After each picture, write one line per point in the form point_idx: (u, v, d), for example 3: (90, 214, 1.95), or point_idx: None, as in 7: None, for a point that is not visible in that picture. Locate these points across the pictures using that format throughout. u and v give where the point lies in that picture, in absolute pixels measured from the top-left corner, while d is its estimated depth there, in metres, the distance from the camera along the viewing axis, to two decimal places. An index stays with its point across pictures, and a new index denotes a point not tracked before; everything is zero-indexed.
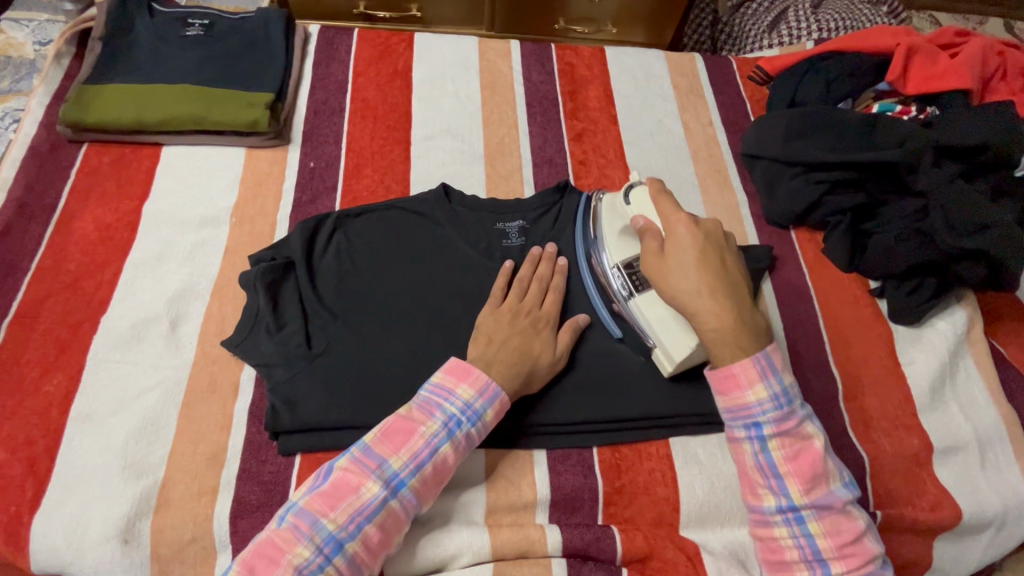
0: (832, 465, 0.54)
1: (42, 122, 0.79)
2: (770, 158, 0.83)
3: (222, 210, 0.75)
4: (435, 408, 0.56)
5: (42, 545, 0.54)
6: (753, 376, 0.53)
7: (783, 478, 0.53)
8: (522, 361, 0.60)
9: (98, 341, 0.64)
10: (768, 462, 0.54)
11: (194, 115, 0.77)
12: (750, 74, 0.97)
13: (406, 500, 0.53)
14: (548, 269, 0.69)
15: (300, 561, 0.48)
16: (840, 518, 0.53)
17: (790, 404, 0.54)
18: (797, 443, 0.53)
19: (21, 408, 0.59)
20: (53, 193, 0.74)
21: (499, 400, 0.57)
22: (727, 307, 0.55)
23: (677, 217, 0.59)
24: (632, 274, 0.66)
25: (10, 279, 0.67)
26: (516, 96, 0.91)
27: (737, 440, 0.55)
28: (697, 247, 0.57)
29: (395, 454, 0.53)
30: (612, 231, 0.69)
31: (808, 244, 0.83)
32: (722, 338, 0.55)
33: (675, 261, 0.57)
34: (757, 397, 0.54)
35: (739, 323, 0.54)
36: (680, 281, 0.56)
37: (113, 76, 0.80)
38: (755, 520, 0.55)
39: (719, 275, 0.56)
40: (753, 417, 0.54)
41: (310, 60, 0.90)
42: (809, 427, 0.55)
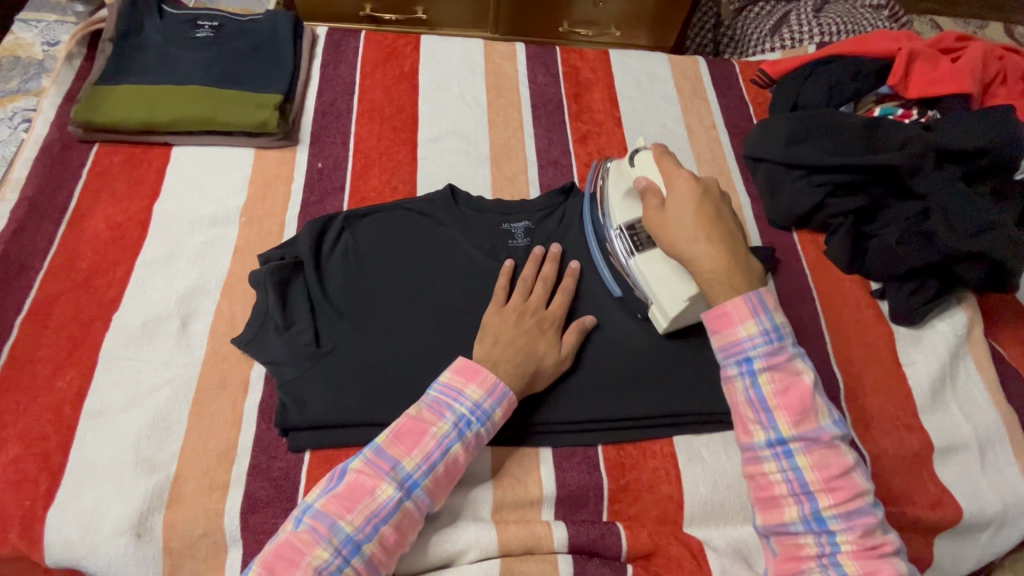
0: (822, 403, 0.53)
1: (54, 122, 0.80)
2: (772, 161, 0.84)
3: (232, 209, 0.76)
4: (445, 409, 0.57)
5: (56, 539, 0.55)
6: (745, 312, 0.53)
7: (772, 411, 0.52)
8: (527, 361, 0.61)
9: (109, 338, 0.65)
10: (758, 397, 0.53)
11: (204, 116, 0.78)
12: (753, 78, 0.98)
13: (420, 500, 0.54)
14: (553, 271, 0.70)
15: (319, 562, 0.49)
16: (828, 453, 0.52)
17: (781, 340, 0.53)
18: (787, 377, 0.53)
19: (34, 404, 0.60)
20: (64, 192, 0.75)
21: (507, 400, 0.59)
22: (723, 252, 0.56)
23: (677, 172, 0.61)
24: (633, 234, 0.68)
25: (23, 277, 0.68)
26: (522, 98, 0.92)
27: (728, 378, 0.55)
28: (696, 197, 0.59)
29: (407, 455, 0.54)
30: (617, 194, 0.70)
31: (810, 245, 0.84)
32: (716, 280, 0.56)
33: (674, 211, 0.59)
34: (748, 332, 0.53)
35: (734, 267, 0.56)
36: (678, 230, 0.58)
37: (124, 77, 0.81)
38: (746, 458, 0.54)
39: (717, 224, 0.58)
40: (743, 353, 0.53)
41: (318, 62, 0.91)
42: (800, 364, 0.54)
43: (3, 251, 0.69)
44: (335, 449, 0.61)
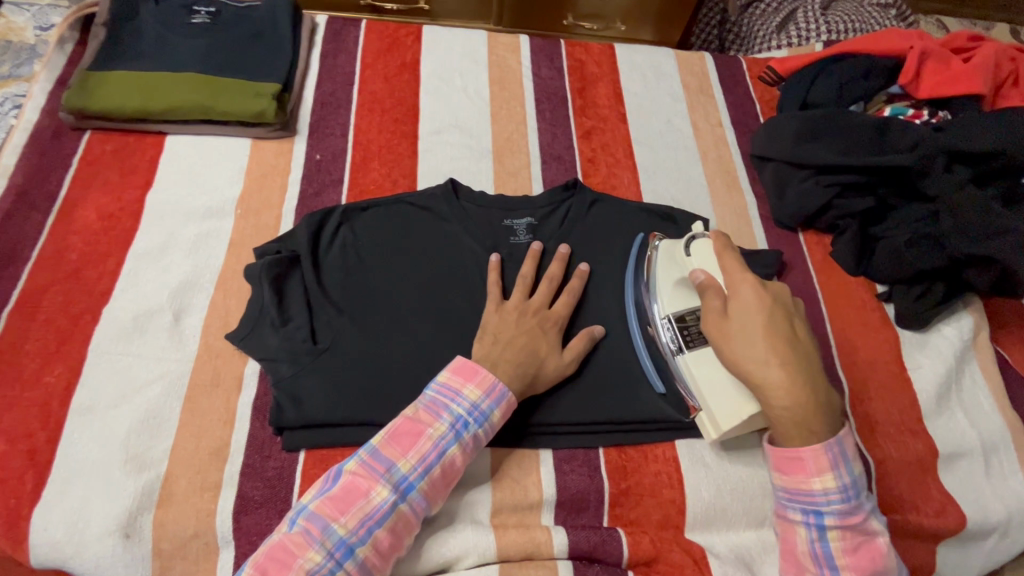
0: (893, 565, 0.54)
1: (44, 108, 0.78)
2: (780, 160, 0.82)
3: (227, 201, 0.74)
4: (443, 410, 0.55)
5: (42, 539, 0.53)
6: (823, 464, 0.53)
7: (839, 569, 0.53)
8: (527, 363, 0.60)
9: (99, 332, 0.63)
10: (824, 551, 0.54)
11: (200, 104, 0.76)
12: (761, 75, 0.97)
13: (416, 503, 0.52)
14: (559, 269, 0.68)
15: (312, 565, 0.48)
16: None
17: (857, 499, 0.53)
18: (858, 537, 0.53)
19: (21, 398, 0.58)
20: (54, 181, 0.73)
21: (507, 401, 0.57)
22: (798, 382, 0.53)
23: (743, 277, 0.59)
24: (683, 328, 0.63)
25: (11, 268, 0.66)
26: (526, 92, 0.90)
27: (792, 522, 0.55)
28: (763, 310, 0.56)
29: (403, 457, 0.53)
30: (668, 281, 0.66)
31: (815, 247, 0.82)
32: (790, 416, 0.53)
33: (739, 325, 0.56)
34: (823, 487, 0.53)
35: (809, 398, 0.53)
36: (747, 350, 0.55)
37: (117, 63, 0.79)
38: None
39: (789, 342, 0.55)
40: (814, 506, 0.54)
41: (317, 51, 0.89)
42: (874, 524, 0.54)
43: None
44: (330, 448, 0.60)
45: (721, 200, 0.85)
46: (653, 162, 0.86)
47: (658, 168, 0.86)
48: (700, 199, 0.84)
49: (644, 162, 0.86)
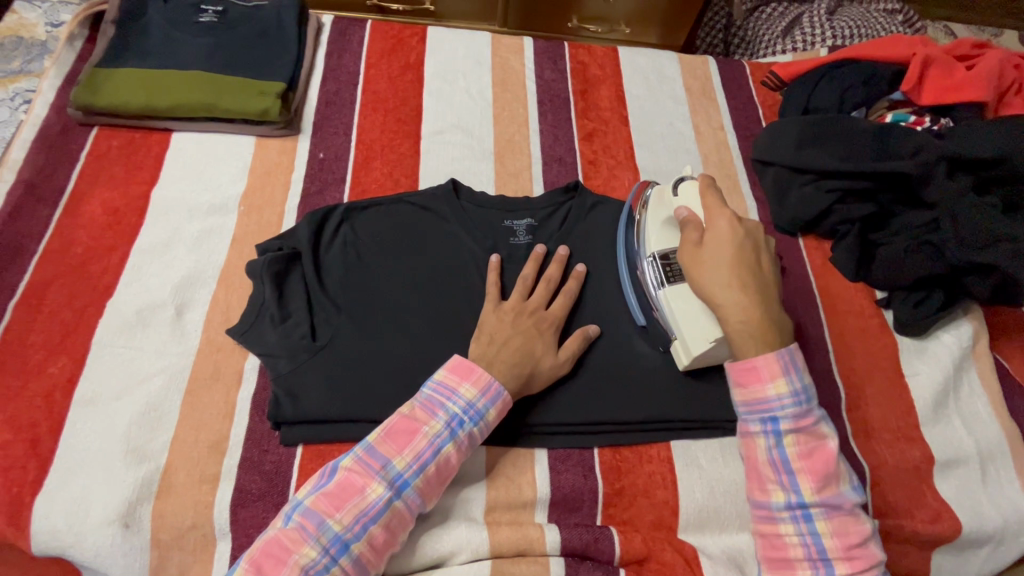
0: (843, 469, 0.55)
1: (53, 104, 0.79)
2: (781, 165, 0.82)
3: (231, 198, 0.75)
4: (439, 408, 0.56)
5: (43, 527, 0.54)
6: (776, 370, 0.54)
7: (795, 473, 0.53)
8: (523, 361, 0.60)
9: (103, 325, 0.64)
10: (781, 457, 0.54)
11: (206, 102, 0.77)
12: (763, 80, 0.97)
13: (410, 500, 0.53)
14: (559, 272, 0.68)
15: (306, 561, 0.48)
16: (847, 519, 0.53)
17: (809, 402, 0.54)
18: (812, 439, 0.54)
19: (25, 389, 0.59)
20: (62, 175, 0.74)
21: (502, 400, 0.58)
22: (756, 307, 0.56)
23: (720, 211, 0.61)
24: (667, 265, 0.65)
25: (18, 260, 0.67)
26: (528, 94, 0.90)
27: (751, 434, 0.56)
28: (734, 241, 0.59)
29: (399, 454, 0.53)
30: (655, 221, 0.68)
31: (815, 252, 0.82)
32: (745, 330, 0.56)
33: (709, 253, 0.59)
34: (778, 391, 0.54)
35: (765, 321, 0.56)
36: (712, 273, 0.58)
37: (124, 60, 0.80)
38: (761, 516, 0.55)
39: (755, 273, 0.58)
40: (770, 412, 0.54)
41: (322, 51, 0.90)
42: (825, 428, 0.55)
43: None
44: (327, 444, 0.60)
45: None
46: (654, 165, 0.87)
47: (659, 171, 0.86)
48: None
49: (645, 165, 0.86)
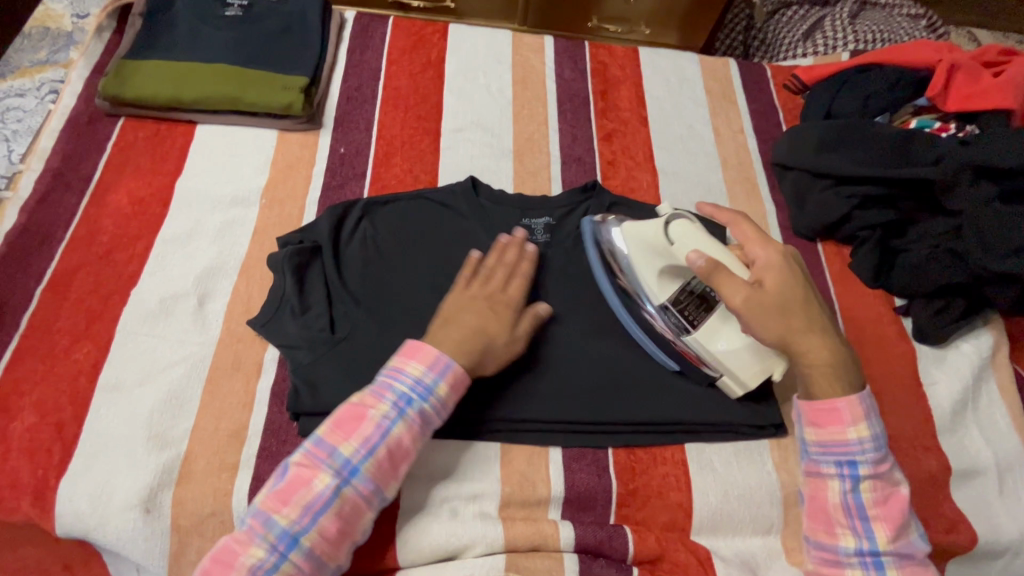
0: (912, 519, 0.57)
1: (81, 94, 0.80)
2: (801, 168, 0.82)
3: (253, 190, 0.76)
4: (387, 390, 0.56)
5: (67, 509, 0.55)
6: (858, 414, 0.57)
7: (870, 519, 0.56)
8: (477, 339, 0.59)
9: (127, 313, 0.65)
10: (856, 503, 0.56)
11: (230, 95, 0.78)
12: (785, 83, 0.96)
13: (362, 486, 0.53)
14: (516, 254, 0.66)
15: (254, 561, 0.49)
16: (916, 569, 0.55)
17: (884, 451, 0.57)
18: (887, 486, 0.56)
19: (51, 374, 0.61)
20: (89, 164, 0.75)
21: (452, 373, 0.57)
22: (825, 341, 0.59)
23: (766, 248, 0.61)
24: (681, 309, 0.64)
25: (45, 247, 0.68)
26: (548, 93, 0.91)
27: (823, 476, 0.58)
28: (793, 279, 0.59)
29: (345, 442, 0.53)
30: (648, 263, 0.65)
31: (834, 257, 0.82)
32: (827, 369, 0.58)
33: (778, 298, 0.58)
34: (858, 436, 0.57)
35: (835, 353, 0.59)
36: (787, 321, 0.58)
37: (152, 52, 0.81)
38: (825, 558, 0.57)
39: (811, 304, 0.59)
40: (850, 456, 0.57)
41: (345, 46, 0.91)
42: (898, 475, 0.58)
43: (27, 221, 0.69)
44: None
45: (740, 207, 0.85)
46: (672, 166, 0.86)
47: (678, 173, 0.86)
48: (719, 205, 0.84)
49: (663, 166, 0.86)
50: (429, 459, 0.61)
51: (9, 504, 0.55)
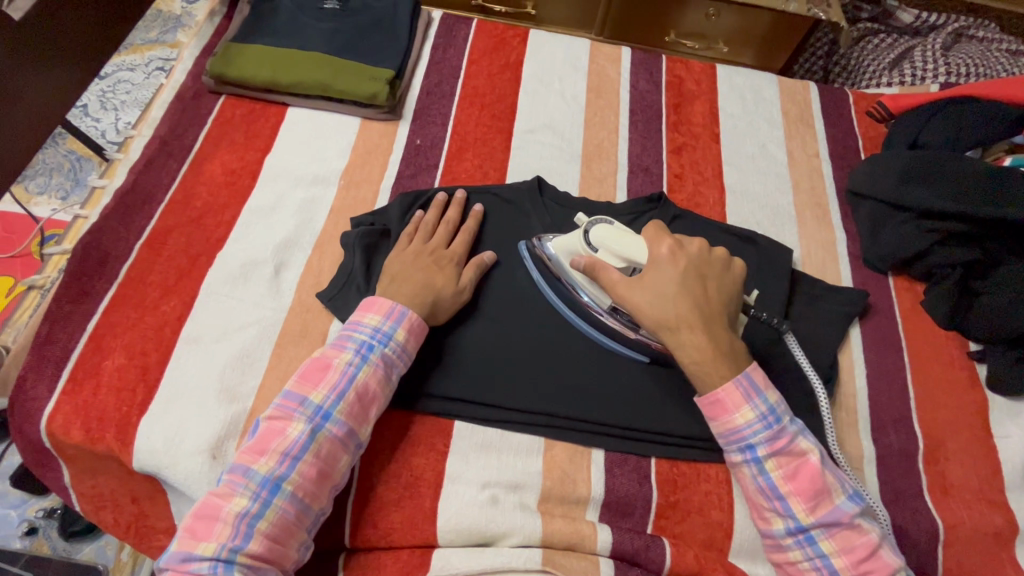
0: (834, 480, 0.55)
1: (191, 71, 0.88)
2: (878, 199, 0.80)
3: (333, 171, 0.80)
4: (347, 341, 0.59)
5: (144, 446, 0.60)
6: (738, 399, 0.56)
7: (785, 498, 0.54)
8: (427, 293, 0.64)
9: (212, 274, 0.70)
10: (768, 484, 0.55)
11: (322, 82, 0.83)
12: (868, 110, 0.94)
13: (336, 429, 0.55)
14: (457, 213, 0.73)
15: (239, 509, 0.50)
16: (851, 534, 0.53)
17: (780, 422, 0.55)
18: (792, 461, 0.55)
19: (141, 321, 0.66)
20: (191, 134, 0.81)
21: (408, 320, 0.61)
22: (706, 338, 0.57)
23: (658, 241, 0.62)
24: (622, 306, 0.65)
25: (147, 207, 0.74)
26: (621, 102, 0.91)
27: (736, 464, 0.57)
28: (672, 271, 0.60)
29: (315, 390, 0.56)
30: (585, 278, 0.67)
31: (905, 293, 0.78)
32: (699, 367, 0.57)
33: (650, 287, 0.59)
34: (745, 419, 0.55)
35: (717, 351, 0.57)
36: (658, 315, 0.58)
37: (256, 37, 0.87)
38: (770, 544, 0.56)
39: (698, 299, 0.59)
40: (744, 440, 0.56)
41: (430, 44, 0.95)
42: (804, 443, 0.56)
43: (134, 182, 0.76)
44: (399, 414, 0.64)
45: (808, 232, 0.83)
46: (741, 185, 0.85)
47: (746, 192, 0.85)
48: (786, 229, 0.82)
49: (732, 184, 0.85)
50: (474, 446, 0.62)
51: (95, 434, 0.60)
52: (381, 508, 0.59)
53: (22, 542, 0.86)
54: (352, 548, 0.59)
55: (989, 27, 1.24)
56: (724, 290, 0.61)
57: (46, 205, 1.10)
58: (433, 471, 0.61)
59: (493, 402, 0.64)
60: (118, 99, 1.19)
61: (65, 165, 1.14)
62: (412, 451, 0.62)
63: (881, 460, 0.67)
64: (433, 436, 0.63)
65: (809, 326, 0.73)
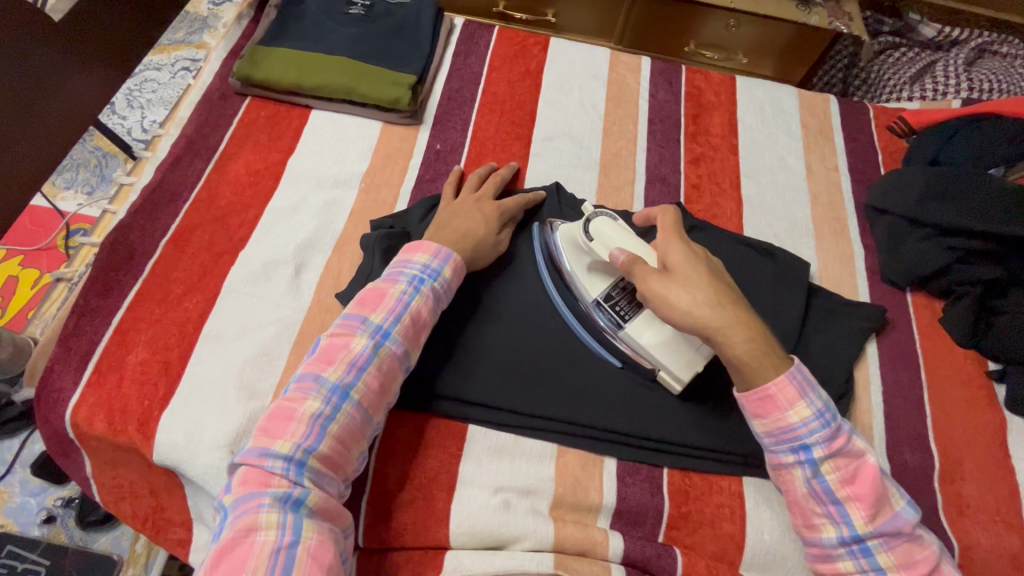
0: (892, 488, 0.55)
1: (218, 73, 0.89)
2: (897, 215, 0.79)
3: (354, 174, 0.81)
4: (399, 274, 0.62)
5: (165, 439, 0.61)
6: (793, 395, 0.54)
7: (843, 504, 0.53)
8: (472, 244, 0.69)
9: (234, 272, 0.71)
10: (824, 488, 0.54)
11: (345, 86, 0.84)
12: (889, 125, 0.93)
13: (395, 347, 0.58)
14: (508, 173, 0.79)
15: (313, 411, 0.53)
16: (911, 546, 0.52)
17: (836, 422, 0.54)
18: (851, 464, 0.54)
19: (165, 317, 0.67)
20: (216, 135, 0.83)
21: (454, 259, 0.65)
22: (747, 317, 0.56)
23: (666, 232, 0.60)
24: (613, 304, 0.66)
25: (173, 204, 0.76)
26: (640, 111, 0.92)
27: (787, 466, 0.55)
28: (693, 258, 0.58)
29: (373, 312, 0.59)
30: (580, 266, 0.68)
31: (923, 310, 0.78)
32: (751, 350, 0.54)
33: (682, 276, 0.56)
34: (801, 417, 0.53)
35: (760, 328, 0.56)
36: (698, 303, 0.55)
37: (282, 40, 0.88)
38: (818, 554, 0.55)
39: (723, 284, 0.57)
40: (800, 440, 0.54)
41: (451, 50, 0.96)
42: (858, 444, 0.55)
43: (161, 180, 0.77)
44: (415, 416, 0.64)
45: (825, 246, 0.82)
46: (759, 197, 0.85)
47: (764, 205, 0.85)
48: (804, 242, 0.82)
49: (749, 196, 0.85)
50: (488, 450, 0.63)
51: (118, 426, 0.62)
52: (395, 508, 0.60)
53: (40, 530, 0.88)
54: (365, 548, 0.59)
55: (1013, 43, 1.24)
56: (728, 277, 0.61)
57: (72, 199, 1.12)
58: (447, 473, 0.62)
59: (507, 406, 0.64)
60: (143, 98, 1.22)
61: (91, 161, 1.17)
62: (427, 452, 0.63)
63: (896, 477, 0.67)
64: (448, 439, 0.63)
65: (825, 340, 0.73)
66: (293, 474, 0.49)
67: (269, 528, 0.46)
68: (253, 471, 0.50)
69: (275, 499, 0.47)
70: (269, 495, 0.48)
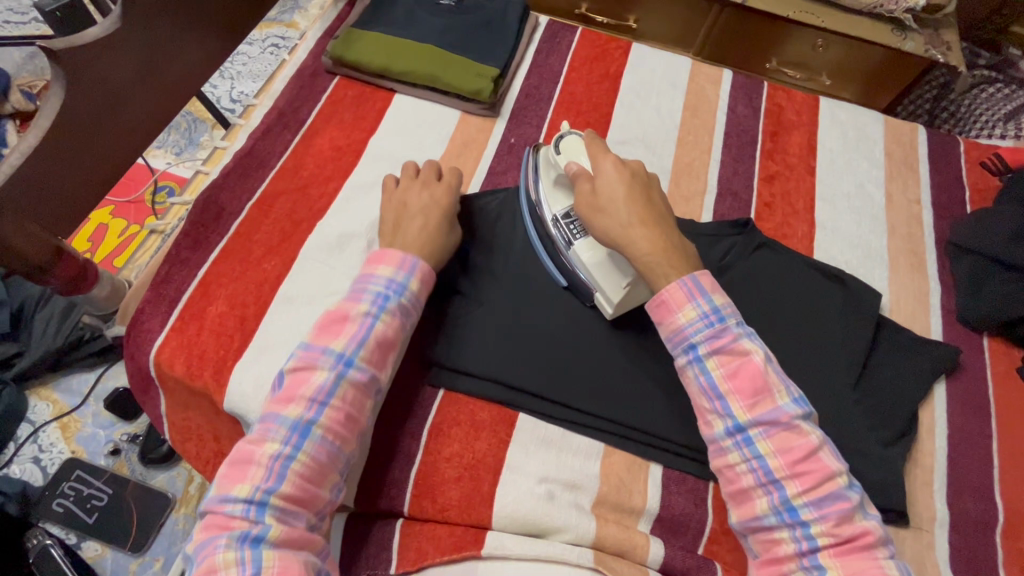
0: (777, 381, 0.53)
1: (312, 52, 0.94)
2: (983, 254, 0.77)
3: (430, 159, 0.84)
4: (362, 294, 0.61)
5: (236, 389, 0.64)
6: (680, 299, 0.55)
7: (725, 397, 0.53)
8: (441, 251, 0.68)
9: (311, 240, 0.75)
10: (710, 383, 0.54)
11: (431, 75, 0.87)
12: (982, 161, 0.89)
13: (360, 374, 0.57)
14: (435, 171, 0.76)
15: (272, 451, 0.52)
16: (789, 435, 0.51)
17: (722, 322, 0.55)
18: (734, 359, 0.54)
19: (245, 275, 0.71)
20: (306, 109, 0.87)
21: (419, 270, 0.63)
22: (657, 235, 0.58)
23: (604, 155, 0.62)
24: (569, 221, 0.69)
25: (260, 170, 0.80)
26: (717, 123, 0.91)
27: (681, 368, 0.57)
28: (622, 178, 0.60)
29: (335, 340, 0.58)
30: (549, 181, 0.71)
31: (1001, 357, 0.74)
32: (652, 262, 0.58)
33: (602, 194, 0.60)
34: (687, 318, 0.55)
35: (669, 248, 0.58)
36: (611, 217, 0.59)
37: (375, 23, 0.91)
38: (712, 450, 0.55)
39: (641, 201, 0.60)
40: (687, 340, 0.55)
41: (534, 47, 0.98)
42: (748, 344, 0.55)
43: (252, 147, 0.82)
44: (466, 397, 0.66)
45: (899, 279, 0.80)
46: (833, 222, 0.83)
47: (837, 230, 0.83)
48: (877, 272, 0.80)
49: (823, 220, 0.83)
50: (536, 440, 0.64)
51: (195, 370, 0.66)
52: (441, 485, 0.61)
53: (106, 461, 0.95)
54: (410, 517, 0.61)
55: None
56: (658, 195, 0.62)
57: (162, 158, 1.20)
58: (496, 457, 0.63)
59: (554, 397, 0.65)
60: (235, 70, 1.29)
61: (181, 125, 1.24)
62: (477, 435, 0.64)
63: (955, 526, 0.64)
64: (498, 425, 0.64)
65: (890, 374, 0.70)
66: (254, 514, 0.49)
67: (228, 568, 0.46)
68: (215, 515, 0.50)
69: (231, 541, 0.47)
70: (226, 536, 0.48)
